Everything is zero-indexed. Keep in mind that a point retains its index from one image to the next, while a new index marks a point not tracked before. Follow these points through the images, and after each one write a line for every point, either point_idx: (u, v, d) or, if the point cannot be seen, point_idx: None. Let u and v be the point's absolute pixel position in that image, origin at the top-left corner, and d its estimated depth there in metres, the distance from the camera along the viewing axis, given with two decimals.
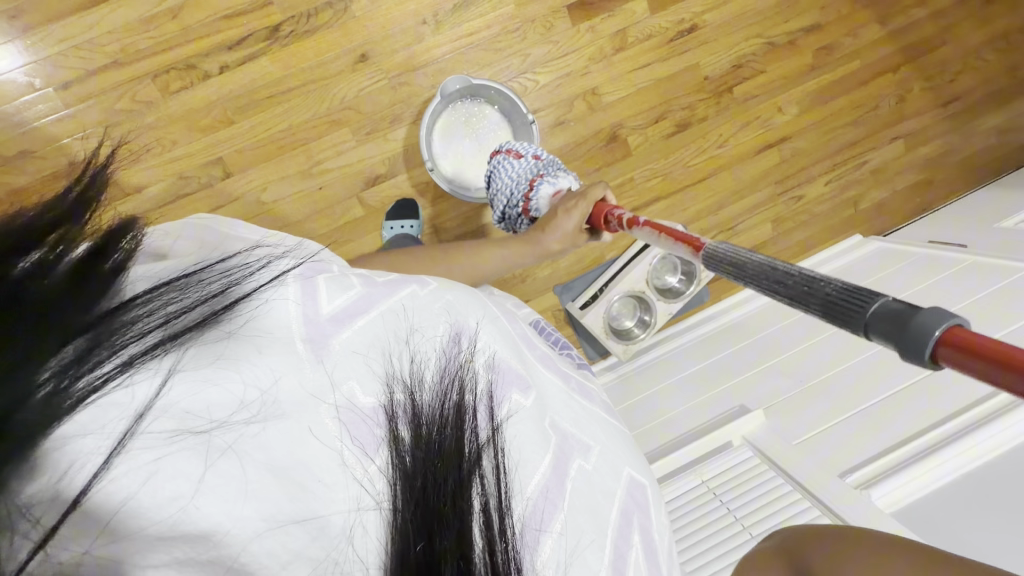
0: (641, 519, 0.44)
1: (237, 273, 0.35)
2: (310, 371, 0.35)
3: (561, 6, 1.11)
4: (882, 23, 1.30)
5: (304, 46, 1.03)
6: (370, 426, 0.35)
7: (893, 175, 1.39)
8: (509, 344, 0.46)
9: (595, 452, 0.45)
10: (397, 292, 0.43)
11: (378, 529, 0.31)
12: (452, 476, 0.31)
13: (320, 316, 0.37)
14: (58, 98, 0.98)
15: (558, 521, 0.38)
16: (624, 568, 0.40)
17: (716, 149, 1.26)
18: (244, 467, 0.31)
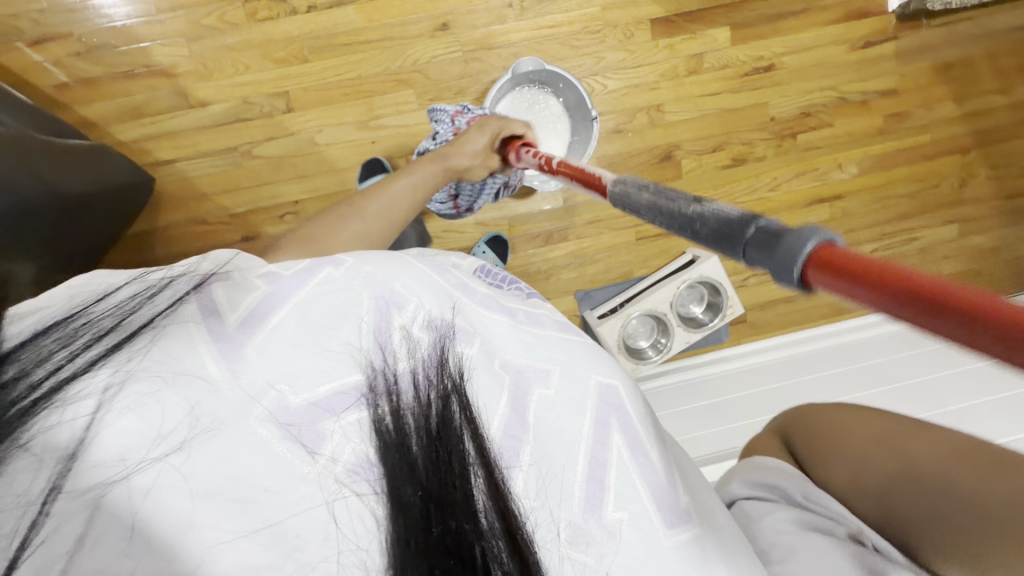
0: (620, 417, 0.48)
1: (129, 304, 0.39)
2: (228, 387, 0.38)
3: (644, 18, 1.12)
4: (962, 102, 1.26)
5: (391, 3, 1.06)
6: (315, 414, 0.39)
7: (940, 258, 1.36)
8: (442, 293, 0.48)
9: (556, 374, 0.48)
10: (309, 281, 0.44)
11: (363, 513, 0.36)
12: (419, 444, 0.36)
13: (228, 326, 0.40)
14: (152, 1, 1.01)
15: (525, 453, 0.43)
16: (603, 471, 0.44)
17: (767, 192, 1.25)
18: (177, 494, 0.35)
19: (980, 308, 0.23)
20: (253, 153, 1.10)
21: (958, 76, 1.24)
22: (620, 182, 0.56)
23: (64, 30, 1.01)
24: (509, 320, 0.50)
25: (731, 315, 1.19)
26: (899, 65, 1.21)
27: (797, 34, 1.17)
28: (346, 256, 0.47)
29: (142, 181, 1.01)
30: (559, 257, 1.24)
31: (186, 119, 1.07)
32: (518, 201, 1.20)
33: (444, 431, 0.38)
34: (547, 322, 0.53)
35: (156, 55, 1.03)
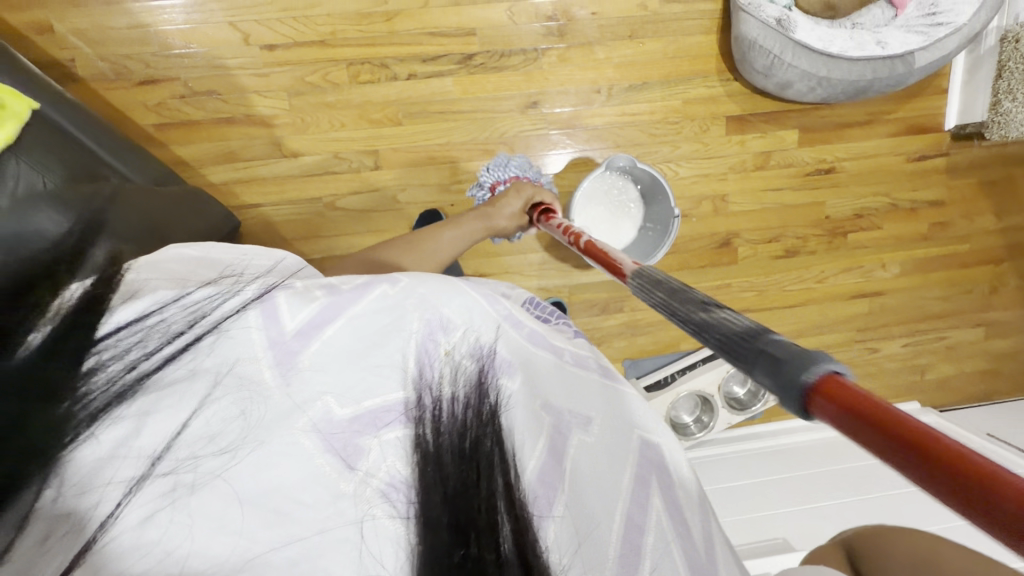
0: (660, 479, 0.40)
1: (202, 304, 0.34)
2: (277, 394, 0.34)
3: (721, 114, 1.18)
4: (1001, 217, 1.34)
5: (487, 79, 1.10)
6: (354, 429, 0.34)
7: (965, 356, 1.44)
8: (485, 320, 0.41)
9: (596, 422, 0.41)
10: (365, 296, 0.38)
11: (393, 542, 0.31)
12: (453, 462, 0.32)
13: (285, 335, 0.35)
14: (259, 56, 1.04)
15: (560, 504, 0.35)
16: (638, 538, 0.36)
17: (814, 282, 1.31)
18: (219, 503, 0.31)
19: (960, 463, 0.21)
20: (336, 205, 1.13)
21: (1000, 194, 1.32)
22: (638, 268, 0.49)
23: (171, 75, 1.04)
24: (554, 358, 0.43)
25: (772, 401, 1.26)
26: (949, 178, 1.29)
27: (859, 142, 1.23)
28: (402, 275, 0.42)
29: (235, 224, 1.03)
30: (612, 326, 1.29)
31: (277, 167, 1.10)
32: (581, 271, 1.25)
33: (477, 452, 0.33)
34: (592, 365, 0.46)
35: (257, 105, 1.07)
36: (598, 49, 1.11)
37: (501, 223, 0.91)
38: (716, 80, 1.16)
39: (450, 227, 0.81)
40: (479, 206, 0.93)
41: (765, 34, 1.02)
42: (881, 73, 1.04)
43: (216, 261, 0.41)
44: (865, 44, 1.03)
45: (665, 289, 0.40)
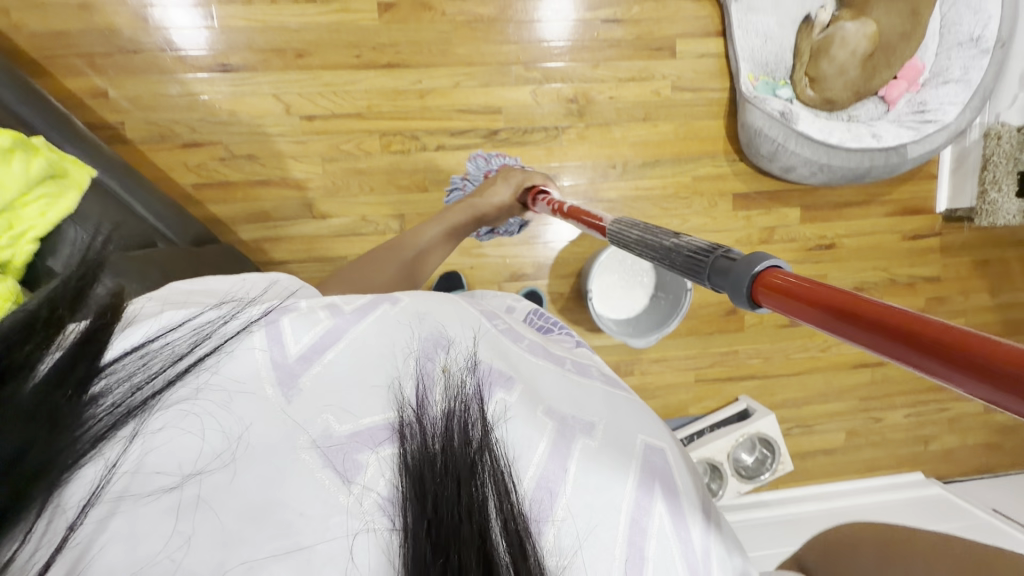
0: (665, 484, 0.41)
1: (208, 328, 0.36)
2: (279, 411, 0.35)
3: (729, 191, 1.25)
4: (994, 294, 1.40)
5: (511, 152, 1.17)
6: (350, 449, 0.34)
7: (965, 427, 1.47)
8: (481, 329, 0.45)
9: (599, 428, 0.42)
10: (366, 318, 0.40)
11: (377, 549, 0.32)
12: (434, 475, 0.32)
13: (288, 357, 0.37)
14: (299, 125, 1.11)
15: (560, 509, 0.36)
16: (641, 541, 0.38)
17: (818, 350, 1.36)
18: (212, 520, 0.31)
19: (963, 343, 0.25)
20: None
21: (992, 273, 1.39)
22: (619, 221, 0.64)
23: (214, 139, 1.09)
24: (555, 367, 0.46)
25: (780, 470, 1.27)
26: (944, 257, 1.35)
27: (858, 220, 1.31)
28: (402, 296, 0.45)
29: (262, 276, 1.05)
30: None
31: (306, 226, 1.15)
32: (593, 334, 1.28)
33: (473, 470, 0.33)
34: (593, 374, 0.49)
35: (292, 169, 1.12)
36: (614, 128, 1.20)
37: (486, 211, 0.91)
38: (723, 160, 1.23)
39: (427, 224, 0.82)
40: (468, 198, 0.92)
41: (770, 125, 1.10)
42: (878, 161, 1.13)
43: (217, 290, 0.44)
44: (862, 136, 1.12)
45: (646, 233, 0.55)
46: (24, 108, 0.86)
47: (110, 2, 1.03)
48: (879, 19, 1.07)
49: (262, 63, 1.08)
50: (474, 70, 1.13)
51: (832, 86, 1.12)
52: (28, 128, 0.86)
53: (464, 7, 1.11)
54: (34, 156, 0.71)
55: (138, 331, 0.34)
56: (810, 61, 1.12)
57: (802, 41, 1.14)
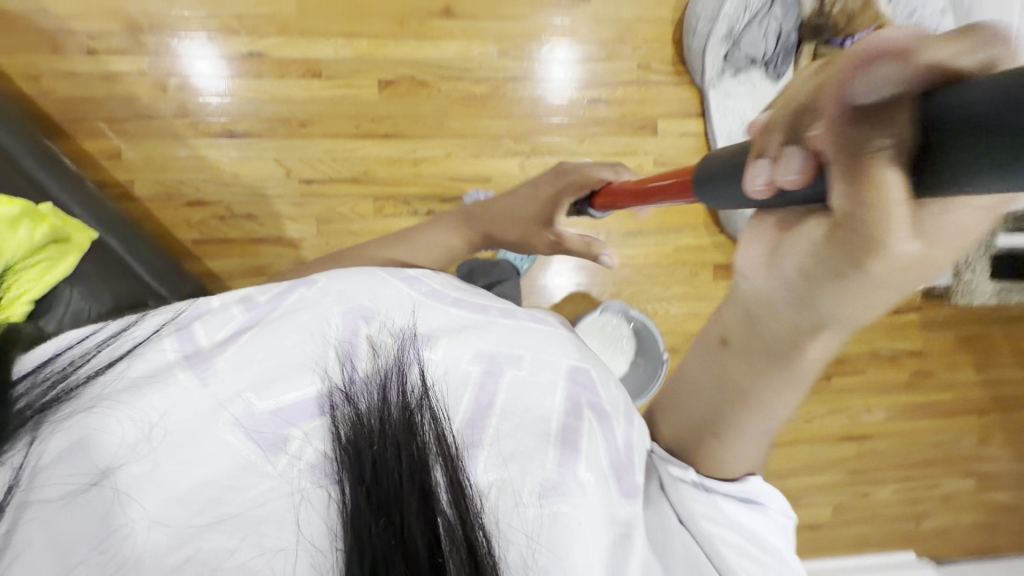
0: (590, 396, 0.55)
1: (105, 347, 0.48)
2: (196, 394, 0.46)
3: (710, 261, 1.29)
4: (981, 370, 1.39)
5: None
6: (278, 422, 0.45)
7: (959, 505, 1.44)
8: (408, 302, 0.55)
9: (525, 359, 0.54)
10: (283, 301, 0.53)
11: (324, 503, 0.41)
12: (370, 445, 0.42)
13: (202, 348, 0.49)
14: (297, 187, 1.17)
15: (489, 441, 0.48)
16: (575, 464, 0.49)
17: (803, 421, 1.35)
18: (138, 500, 0.41)
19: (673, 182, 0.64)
20: None
21: (977, 349, 1.38)
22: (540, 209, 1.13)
23: (217, 198, 1.15)
24: (483, 317, 0.57)
25: None
26: (927, 331, 1.35)
27: None
28: (316, 278, 0.57)
29: None
30: None
31: None
32: None
33: (409, 431, 0.43)
34: (521, 316, 0.60)
35: (288, 229, 1.18)
36: None
37: (485, 227, 0.86)
38: (704, 232, 1.28)
39: (436, 232, 0.85)
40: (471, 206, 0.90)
41: None
42: None
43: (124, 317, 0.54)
44: None
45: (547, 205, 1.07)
46: (40, 174, 0.92)
47: (132, 72, 1.11)
48: None
49: (267, 131, 1.15)
50: (466, 141, 1.20)
51: None
52: (40, 190, 0.92)
53: (459, 85, 1.19)
54: (39, 224, 0.76)
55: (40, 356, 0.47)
56: None
57: None
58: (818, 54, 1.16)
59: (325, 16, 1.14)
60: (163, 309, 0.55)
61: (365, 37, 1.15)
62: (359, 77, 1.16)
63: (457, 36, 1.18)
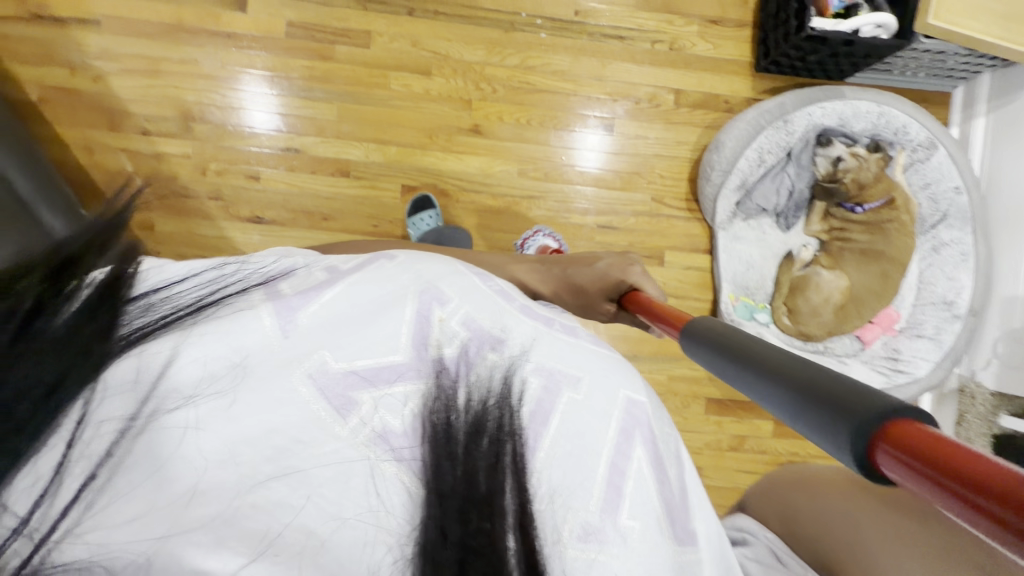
0: (644, 433, 0.41)
1: (217, 280, 0.39)
2: (278, 346, 0.36)
3: (703, 394, 1.28)
4: None
5: None
6: (350, 382, 0.37)
7: None
8: (487, 302, 0.44)
9: (584, 383, 0.41)
10: (366, 268, 0.43)
11: (399, 485, 0.34)
12: (463, 432, 0.36)
13: (287, 294, 0.38)
14: None
15: (536, 459, 0.37)
16: (614, 507, 0.37)
17: None
18: (211, 440, 0.32)
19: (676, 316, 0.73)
20: None
21: None
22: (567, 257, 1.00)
23: None
24: (541, 326, 0.45)
25: None
26: None
27: None
28: (396, 254, 0.47)
29: None
30: None
31: None
32: None
33: (485, 424, 0.36)
34: (581, 334, 0.48)
35: None
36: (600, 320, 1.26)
37: (565, 287, 0.81)
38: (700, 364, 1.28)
39: (528, 274, 0.78)
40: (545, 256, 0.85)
41: None
42: None
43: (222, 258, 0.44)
44: None
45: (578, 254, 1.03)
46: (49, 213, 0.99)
47: (179, 154, 1.20)
48: (850, 276, 1.18)
49: (291, 221, 1.22)
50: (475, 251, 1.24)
51: (806, 321, 1.19)
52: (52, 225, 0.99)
53: (477, 198, 1.24)
54: None
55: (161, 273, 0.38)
56: (788, 294, 1.20)
57: (782, 274, 1.21)
58: (829, 213, 1.20)
59: (361, 122, 1.22)
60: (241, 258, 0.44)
61: (395, 146, 1.22)
62: (384, 181, 1.22)
63: (481, 153, 1.24)
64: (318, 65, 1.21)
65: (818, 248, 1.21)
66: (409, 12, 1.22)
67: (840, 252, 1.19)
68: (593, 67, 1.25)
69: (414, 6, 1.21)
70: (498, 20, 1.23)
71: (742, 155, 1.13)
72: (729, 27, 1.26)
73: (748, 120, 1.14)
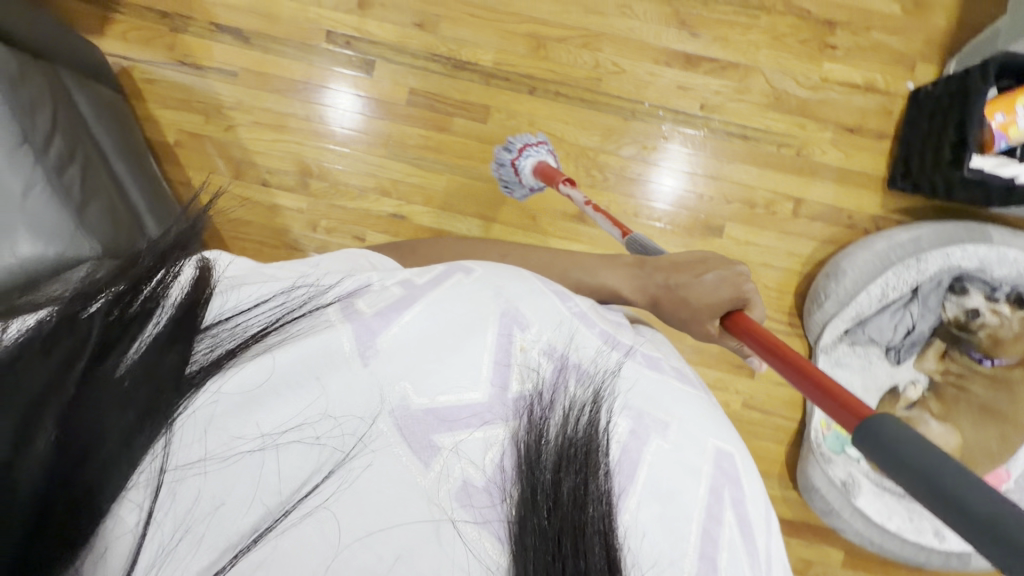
0: (732, 490, 0.51)
1: (294, 304, 0.47)
2: (361, 370, 0.46)
3: (774, 513, 1.24)
4: None
5: None
6: (429, 422, 0.46)
7: None
8: (565, 327, 0.53)
9: (672, 428, 0.52)
10: (444, 283, 0.52)
11: (501, 531, 0.43)
12: (550, 470, 0.44)
13: (367, 315, 0.48)
14: None
15: (628, 505, 0.47)
16: (712, 547, 0.48)
17: None
18: (304, 477, 0.42)
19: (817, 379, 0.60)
20: None
21: None
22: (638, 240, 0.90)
23: None
24: (631, 360, 0.55)
25: None
26: None
27: None
28: (474, 266, 0.55)
29: None
30: None
31: None
32: None
33: (574, 455, 0.45)
34: (665, 368, 0.57)
35: None
36: None
37: (652, 292, 0.76)
38: (775, 482, 1.24)
39: (606, 274, 0.76)
40: (647, 259, 0.80)
41: (828, 489, 1.13)
42: (934, 558, 1.12)
43: (298, 267, 0.54)
44: (924, 531, 1.12)
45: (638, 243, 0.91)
46: (148, 217, 1.06)
47: (291, 208, 1.24)
48: (962, 431, 1.11)
49: None
50: None
51: None
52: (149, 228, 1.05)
53: None
54: None
55: (226, 299, 0.45)
56: None
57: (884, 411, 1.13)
58: (948, 354, 1.12)
59: (468, 197, 1.23)
60: (312, 273, 0.52)
61: (497, 224, 1.22)
62: None
63: (582, 240, 1.22)
64: (433, 136, 1.22)
65: (928, 388, 1.12)
66: (530, 91, 1.21)
67: (954, 400, 1.12)
68: (708, 165, 1.20)
69: (536, 85, 1.21)
70: (619, 107, 1.20)
71: (862, 290, 1.07)
72: (867, 136, 1.18)
73: (875, 252, 1.07)
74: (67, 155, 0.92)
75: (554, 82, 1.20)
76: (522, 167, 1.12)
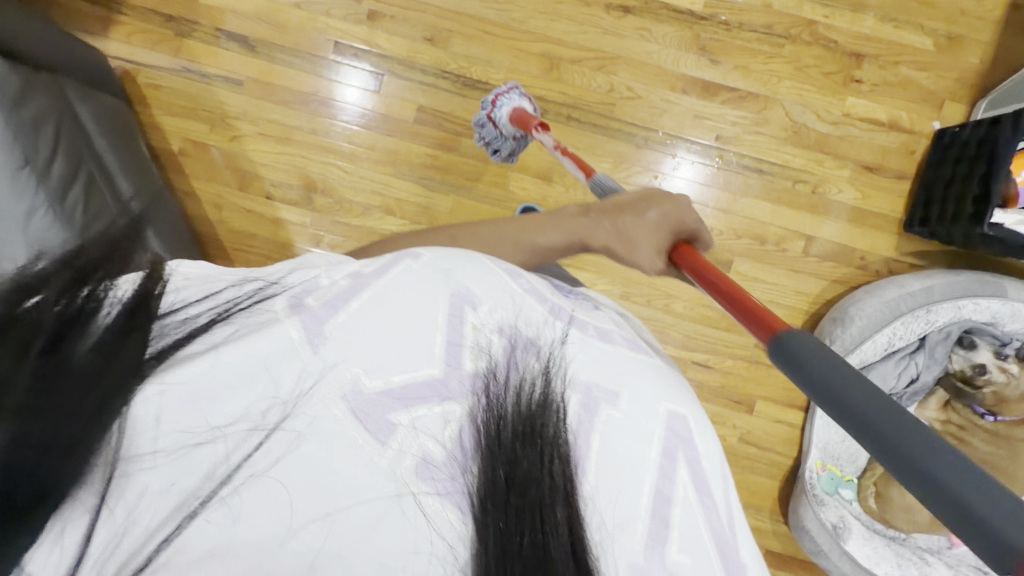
0: (686, 450, 0.45)
1: (246, 298, 0.43)
2: (307, 355, 0.41)
3: (764, 545, 1.25)
4: None
5: None
6: (384, 404, 0.41)
7: None
8: (511, 302, 0.47)
9: (624, 397, 0.45)
10: (389, 272, 0.45)
11: (459, 520, 0.38)
12: (514, 444, 0.39)
13: (308, 303, 0.43)
14: None
15: (588, 477, 0.42)
16: (665, 508, 0.43)
17: None
18: (254, 460, 0.38)
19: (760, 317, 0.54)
20: None
21: None
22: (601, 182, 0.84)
23: None
24: (580, 334, 0.48)
25: None
26: None
27: None
28: (421, 250, 0.48)
29: None
30: None
31: None
32: None
33: (537, 432, 0.41)
34: (618, 339, 0.50)
35: None
36: None
37: (603, 242, 0.65)
38: (767, 516, 1.25)
39: (546, 223, 0.64)
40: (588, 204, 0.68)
41: (819, 531, 1.12)
42: None
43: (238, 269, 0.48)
44: None
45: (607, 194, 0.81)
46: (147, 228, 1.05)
47: (295, 222, 1.23)
48: None
49: None
50: None
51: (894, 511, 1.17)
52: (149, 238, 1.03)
53: None
54: None
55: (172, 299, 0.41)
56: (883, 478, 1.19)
57: None
58: (950, 405, 1.14)
59: (473, 219, 1.21)
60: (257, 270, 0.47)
61: None
62: None
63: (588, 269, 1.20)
64: (440, 155, 1.20)
65: None
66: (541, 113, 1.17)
67: None
68: (720, 199, 1.16)
69: (547, 107, 1.17)
70: (631, 133, 1.16)
71: (869, 339, 1.05)
72: (885, 176, 1.15)
73: (886, 300, 1.04)
74: (69, 174, 0.92)
75: (565, 105, 1.17)
76: (497, 117, 1.10)
